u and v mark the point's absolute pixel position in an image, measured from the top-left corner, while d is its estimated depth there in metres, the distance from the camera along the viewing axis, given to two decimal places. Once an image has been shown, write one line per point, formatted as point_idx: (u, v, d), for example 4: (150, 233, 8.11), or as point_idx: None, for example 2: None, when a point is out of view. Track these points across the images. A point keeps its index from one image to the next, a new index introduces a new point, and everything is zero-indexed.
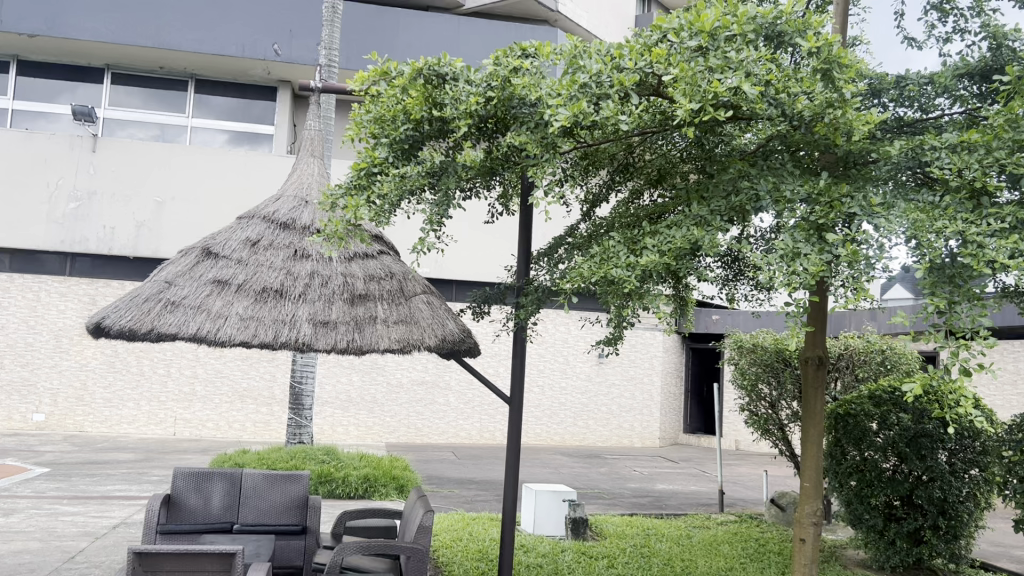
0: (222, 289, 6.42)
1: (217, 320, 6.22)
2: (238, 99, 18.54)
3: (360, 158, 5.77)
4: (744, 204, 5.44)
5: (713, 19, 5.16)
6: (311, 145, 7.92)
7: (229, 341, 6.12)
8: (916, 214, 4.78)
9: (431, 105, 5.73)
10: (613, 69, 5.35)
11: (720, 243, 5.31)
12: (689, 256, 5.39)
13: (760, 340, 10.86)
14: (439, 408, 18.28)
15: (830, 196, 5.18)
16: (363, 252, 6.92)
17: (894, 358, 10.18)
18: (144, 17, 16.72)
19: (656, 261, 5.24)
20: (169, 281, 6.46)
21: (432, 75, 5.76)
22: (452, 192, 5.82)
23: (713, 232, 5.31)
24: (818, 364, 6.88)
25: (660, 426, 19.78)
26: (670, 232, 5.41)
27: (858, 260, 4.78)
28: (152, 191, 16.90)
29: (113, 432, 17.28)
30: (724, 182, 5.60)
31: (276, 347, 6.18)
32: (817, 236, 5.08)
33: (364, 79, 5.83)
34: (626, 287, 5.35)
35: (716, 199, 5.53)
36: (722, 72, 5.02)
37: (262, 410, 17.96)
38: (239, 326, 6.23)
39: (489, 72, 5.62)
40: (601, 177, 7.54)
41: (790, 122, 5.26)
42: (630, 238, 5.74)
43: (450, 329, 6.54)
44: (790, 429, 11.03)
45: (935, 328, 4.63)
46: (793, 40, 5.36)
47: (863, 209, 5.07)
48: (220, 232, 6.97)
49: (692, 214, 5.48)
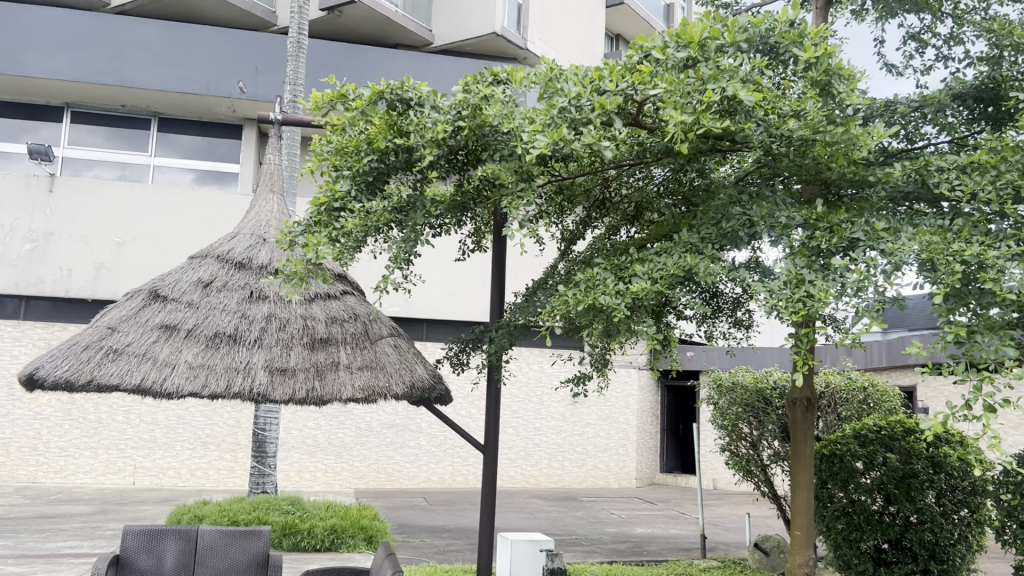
0: (171, 335, 5.98)
1: (164, 369, 5.75)
2: (202, 137, 17.76)
3: (320, 193, 5.40)
4: (737, 231, 5.18)
5: (701, 29, 4.94)
6: (270, 180, 7.46)
7: (176, 393, 5.65)
8: (929, 238, 4.54)
9: (396, 135, 5.38)
10: (594, 92, 5.09)
11: (715, 272, 5.02)
12: (682, 284, 5.12)
13: (739, 378, 10.64)
14: (411, 452, 17.04)
15: (829, 221, 4.93)
16: (325, 292, 6.53)
17: (877, 397, 9.94)
18: (105, 55, 15.98)
19: (648, 288, 4.96)
20: (112, 327, 6.00)
21: (395, 99, 5.40)
22: (420, 229, 5.48)
23: (707, 260, 5.03)
24: (806, 406, 6.66)
25: (637, 466, 19.19)
26: (660, 260, 5.16)
27: (865, 287, 4.52)
28: (112, 232, 16.01)
29: (69, 483, 16.08)
30: (715, 210, 5.37)
31: (229, 397, 5.74)
32: (818, 262, 4.80)
33: (318, 101, 5.37)
34: (614, 316, 5.03)
35: (706, 226, 5.31)
36: (716, 83, 4.76)
37: (225, 457, 16.83)
38: (189, 375, 5.76)
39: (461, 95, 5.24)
40: (576, 214, 7.34)
41: (786, 142, 5.01)
42: (618, 267, 5.42)
43: (420, 374, 6.14)
44: (772, 470, 10.67)
45: (955, 359, 4.33)
46: (789, 52, 5.09)
47: (867, 235, 4.82)
48: (170, 273, 6.54)
49: (682, 242, 5.24)
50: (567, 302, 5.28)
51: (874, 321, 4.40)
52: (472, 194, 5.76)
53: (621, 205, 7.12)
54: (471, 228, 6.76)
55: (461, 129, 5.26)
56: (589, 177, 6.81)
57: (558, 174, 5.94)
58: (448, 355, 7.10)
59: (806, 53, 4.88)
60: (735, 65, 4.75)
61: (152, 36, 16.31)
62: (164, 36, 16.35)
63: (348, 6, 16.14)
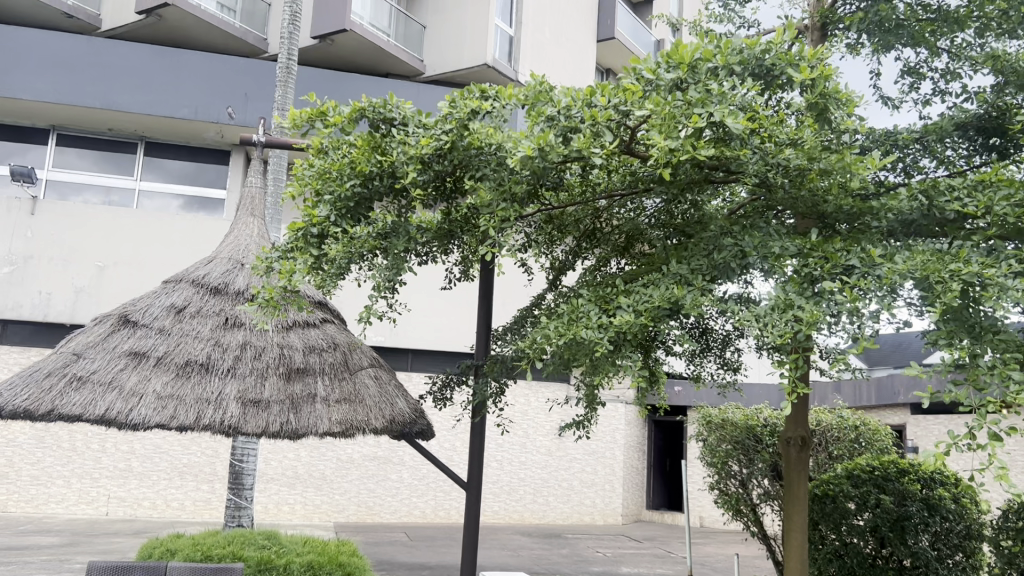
0: (139, 363, 5.73)
1: (130, 399, 5.50)
2: (189, 163, 16.85)
3: (298, 218, 5.21)
4: (729, 262, 4.98)
5: (692, 50, 4.80)
6: (252, 204, 7.21)
7: (143, 425, 5.40)
8: (924, 257, 4.40)
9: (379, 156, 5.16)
10: (585, 104, 4.88)
11: (704, 303, 4.81)
12: (670, 317, 4.89)
13: (729, 415, 10.44)
14: (392, 485, 16.40)
15: (823, 251, 4.77)
16: (304, 320, 6.32)
17: (869, 436, 9.73)
18: (91, 77, 15.31)
19: (632, 321, 4.76)
20: (77, 353, 5.76)
21: (376, 118, 5.17)
22: (404, 256, 5.27)
23: (696, 291, 4.82)
24: (801, 447, 6.43)
25: (623, 502, 18.78)
26: (648, 290, 4.94)
27: (859, 310, 4.34)
28: (92, 256, 15.15)
29: (39, 514, 14.80)
30: (707, 241, 5.16)
31: (198, 429, 5.49)
32: (811, 290, 4.66)
33: (297, 118, 5.14)
34: (597, 349, 4.86)
35: (698, 257, 5.09)
36: (704, 107, 4.59)
37: (202, 488, 15.55)
38: (156, 405, 5.52)
39: (447, 110, 5.07)
40: (567, 244, 7.25)
41: (782, 175, 4.92)
42: (603, 297, 5.25)
43: (400, 408, 6.06)
44: (761, 510, 10.39)
45: (956, 383, 4.19)
46: (785, 75, 4.91)
47: (862, 261, 4.64)
48: (142, 297, 6.30)
49: (672, 273, 5.03)
50: (550, 331, 5.11)
51: (863, 343, 4.26)
52: (459, 223, 5.58)
53: (612, 233, 7.00)
54: (458, 256, 6.69)
55: (443, 147, 5.04)
56: (581, 206, 6.76)
57: (547, 205, 6.01)
58: (431, 391, 6.90)
59: (803, 75, 4.68)
60: (724, 88, 4.59)
61: (140, 59, 15.66)
62: (153, 58, 15.74)
63: (340, 35, 16.04)
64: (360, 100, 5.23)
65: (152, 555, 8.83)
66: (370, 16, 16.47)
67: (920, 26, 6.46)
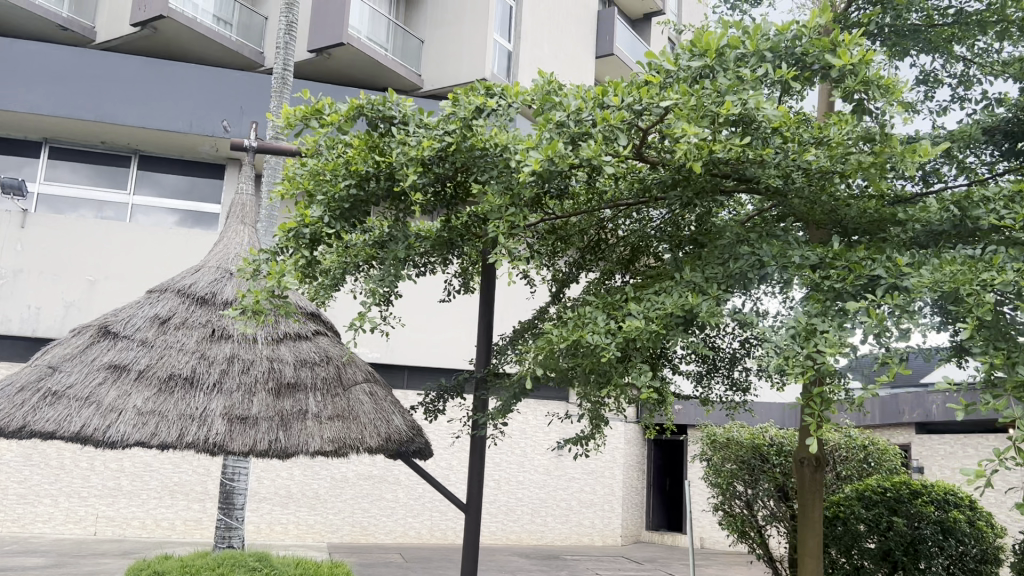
0: (119, 376, 5.48)
1: (109, 415, 5.27)
2: (183, 177, 16.41)
3: (288, 217, 4.86)
4: (746, 273, 4.70)
5: (718, 37, 4.60)
6: (243, 212, 6.87)
7: (120, 442, 5.17)
8: (954, 267, 4.07)
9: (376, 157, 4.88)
10: (596, 107, 4.62)
11: (719, 311, 4.54)
12: (682, 326, 4.61)
13: (734, 434, 10.16)
14: (387, 505, 16.02)
15: (846, 260, 4.50)
16: (295, 332, 6.03)
17: (880, 456, 9.44)
18: (83, 90, 14.90)
19: (642, 328, 4.49)
20: (54, 366, 5.57)
21: (375, 116, 4.87)
22: (402, 263, 5.11)
23: (711, 300, 4.53)
24: (816, 466, 6.17)
25: (622, 523, 18.41)
26: (660, 297, 4.66)
27: (886, 330, 4.03)
28: (84, 270, 14.58)
29: (25, 534, 14.27)
30: (721, 250, 4.90)
31: (180, 448, 5.23)
32: (836, 307, 4.39)
33: (290, 117, 4.83)
34: (604, 357, 4.61)
35: (711, 265, 4.80)
36: (735, 94, 4.36)
37: (193, 507, 14.98)
38: (136, 422, 5.27)
39: (450, 108, 4.79)
40: (568, 256, 7.04)
41: (804, 179, 4.69)
42: (611, 304, 4.97)
43: (396, 425, 5.83)
44: (767, 533, 10.07)
45: (995, 392, 3.95)
46: (820, 61, 4.64)
47: (888, 271, 4.32)
48: (126, 307, 6.03)
49: (686, 279, 4.74)
50: (552, 337, 4.87)
51: (893, 370, 3.92)
52: (459, 232, 5.39)
53: (617, 243, 6.80)
54: (459, 268, 6.62)
55: (444, 150, 4.75)
56: (585, 215, 6.57)
57: (551, 214, 5.78)
58: (422, 403, 6.55)
59: (842, 60, 4.36)
60: (757, 75, 4.45)
61: (134, 70, 15.24)
62: (145, 69, 15.33)
63: (337, 49, 15.79)
64: (357, 97, 4.94)
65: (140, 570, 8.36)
66: (366, 30, 16.32)
67: (937, 32, 6.29)
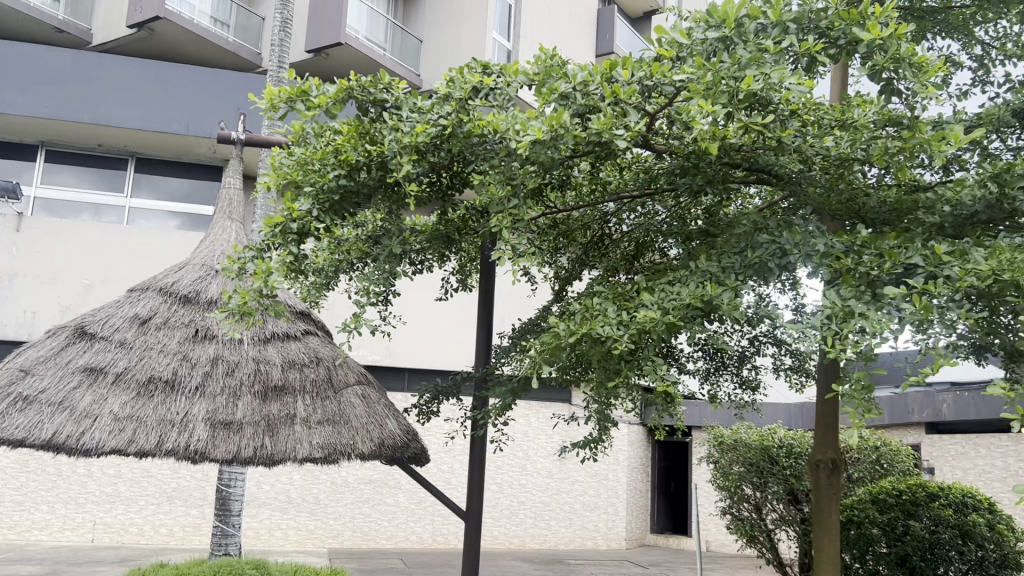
0: (95, 380, 5.24)
1: (83, 421, 5.02)
2: (182, 178, 15.90)
3: (275, 211, 4.55)
4: (765, 261, 4.40)
5: (736, 8, 4.34)
6: (229, 206, 6.63)
7: (95, 450, 4.92)
8: (1014, 255, 3.84)
9: (369, 144, 4.62)
10: (603, 80, 4.31)
11: (739, 302, 4.26)
12: (697, 318, 4.36)
13: (742, 436, 9.88)
14: (388, 510, 15.75)
15: (878, 247, 4.17)
16: (284, 332, 5.79)
17: (891, 457, 9.17)
18: (79, 91, 14.31)
19: (657, 319, 4.22)
20: (27, 370, 5.33)
21: (365, 98, 4.58)
22: (397, 258, 4.90)
23: (730, 291, 4.26)
24: (832, 470, 5.90)
25: (626, 526, 18.13)
26: (674, 287, 4.38)
27: (928, 320, 3.72)
28: (80, 272, 13.82)
29: (21, 541, 13.90)
30: (735, 240, 4.61)
31: (159, 456, 4.98)
32: (870, 294, 4.05)
33: (274, 98, 4.53)
34: (615, 350, 4.34)
35: (728, 254, 4.53)
36: (757, 68, 4.08)
37: (192, 513, 14.60)
38: (112, 428, 5.02)
39: (446, 90, 4.54)
40: (570, 253, 6.80)
41: (822, 168, 4.55)
42: (621, 295, 4.70)
43: (390, 430, 5.57)
44: (777, 537, 9.81)
45: None
46: (847, 35, 4.40)
47: (927, 260, 4.01)
48: (106, 306, 5.78)
49: (700, 269, 4.47)
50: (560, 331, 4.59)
51: (939, 363, 3.60)
52: (455, 226, 5.54)
53: (622, 238, 6.56)
54: (456, 264, 6.39)
55: (440, 133, 4.47)
56: (587, 208, 6.44)
57: (553, 208, 5.56)
58: (415, 404, 6.30)
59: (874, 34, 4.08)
60: (780, 48, 4.16)
61: (130, 70, 14.68)
62: (144, 69, 14.80)
63: (335, 49, 15.53)
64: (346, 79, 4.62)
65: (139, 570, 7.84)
66: (365, 30, 16.09)
67: (955, 14, 6.04)
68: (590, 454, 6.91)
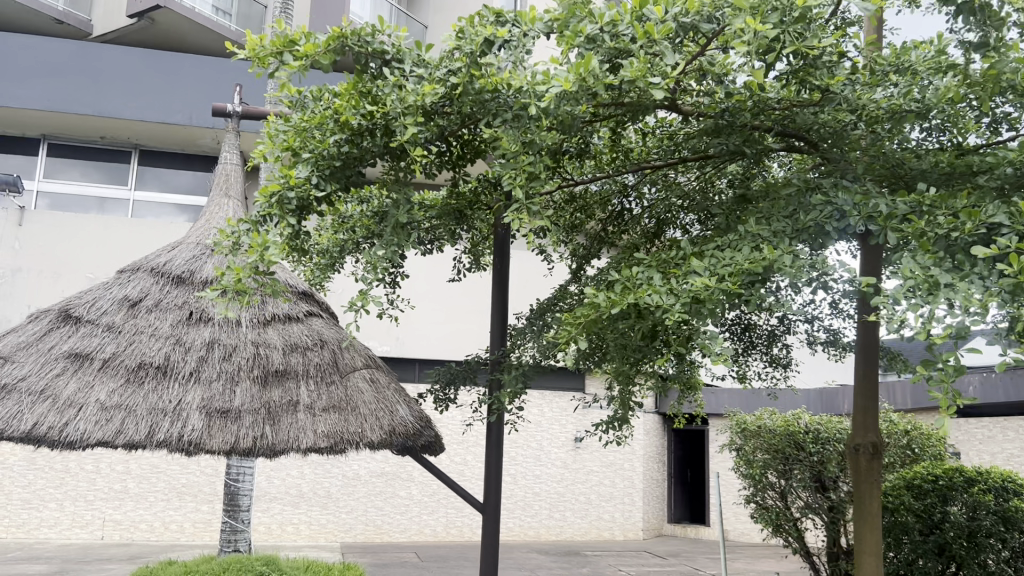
0: (80, 366, 4.97)
1: (67, 411, 4.72)
2: (186, 170, 15.51)
3: (271, 179, 4.19)
4: (818, 224, 3.94)
5: None
6: (225, 182, 6.43)
7: (80, 441, 4.61)
8: None
9: (368, 101, 4.20)
10: (635, 17, 3.78)
11: (799, 268, 3.72)
12: (754, 284, 3.83)
13: (766, 422, 9.50)
14: (401, 503, 15.42)
15: (953, 207, 3.54)
16: (285, 314, 5.52)
17: (922, 441, 8.77)
18: (80, 82, 13.91)
19: (710, 285, 3.68)
20: (7, 356, 5.06)
21: (362, 49, 4.19)
22: (406, 234, 4.51)
23: (787, 251, 3.78)
24: (872, 454, 5.51)
25: (643, 516, 17.74)
26: (726, 252, 3.90)
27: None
28: (84, 267, 13.47)
29: (31, 540, 13.63)
30: (784, 203, 4.17)
31: (150, 446, 4.67)
32: (955, 262, 3.37)
33: (259, 53, 4.06)
34: (662, 323, 3.83)
35: (777, 218, 4.08)
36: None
37: (202, 509, 14.28)
38: (98, 418, 4.72)
39: (456, 42, 4.15)
40: (586, 230, 6.44)
41: (871, 127, 4.21)
42: (661, 262, 4.23)
43: (401, 417, 5.20)
44: (804, 526, 9.43)
45: None
46: None
47: (1013, 220, 3.39)
48: (93, 289, 5.55)
49: (751, 233, 4.01)
50: (598, 305, 4.04)
51: None
52: (467, 201, 5.19)
53: (642, 214, 6.15)
54: (468, 243, 6.07)
55: (450, 91, 4.10)
56: (607, 182, 6.05)
57: (568, 179, 5.24)
58: (432, 391, 5.94)
59: None
60: None
61: (129, 58, 14.22)
62: (141, 57, 14.27)
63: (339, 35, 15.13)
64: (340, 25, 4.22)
65: (149, 569, 7.18)
66: (368, 15, 15.69)
67: None
68: (613, 439, 6.56)
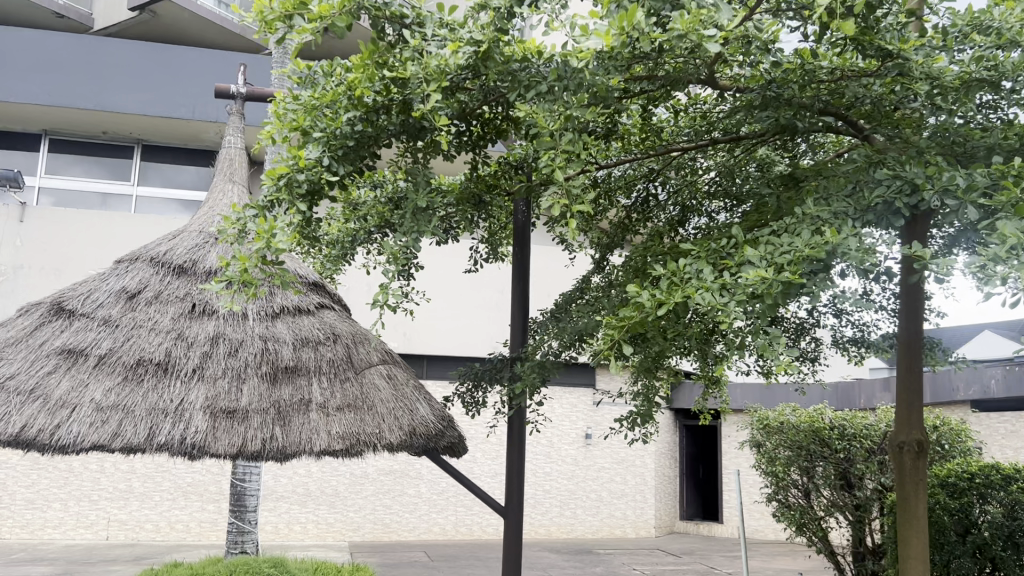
0: (74, 363, 4.68)
1: (60, 412, 4.42)
2: (189, 164, 15.21)
3: (280, 160, 3.91)
4: (886, 201, 3.61)
5: None
6: (229, 167, 6.14)
7: (75, 444, 4.32)
8: None
9: (388, 75, 3.92)
10: None
11: (867, 251, 3.41)
12: (816, 274, 3.52)
13: (788, 418, 9.17)
14: (410, 501, 15.12)
15: None
16: (295, 306, 5.23)
17: (951, 438, 8.43)
18: (82, 75, 13.59)
19: (767, 274, 3.36)
20: None
21: (381, 13, 3.88)
22: (429, 220, 4.18)
23: (852, 233, 3.46)
24: (917, 453, 5.20)
25: (656, 513, 17.40)
26: (785, 238, 3.59)
27: None
28: (86, 263, 13.17)
29: (36, 540, 13.35)
30: (840, 183, 3.86)
31: (151, 449, 4.37)
32: None
33: (267, 14, 3.69)
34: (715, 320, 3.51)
35: (838, 198, 3.77)
36: None
37: (208, 509, 13.99)
38: (93, 419, 4.42)
39: (482, 2, 3.81)
40: (607, 219, 6.11)
41: (930, 100, 3.91)
42: (714, 253, 3.90)
43: (422, 416, 4.90)
44: (827, 525, 9.09)
45: None
46: None
47: None
48: (88, 281, 5.25)
49: (810, 215, 3.70)
50: (642, 305, 3.72)
51: None
52: (489, 187, 4.86)
53: (667, 201, 5.81)
54: (485, 233, 5.75)
55: (475, 55, 3.78)
56: (631, 166, 5.73)
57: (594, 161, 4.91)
58: (458, 393, 5.65)
59: None
60: None
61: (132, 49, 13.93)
62: (145, 48, 13.99)
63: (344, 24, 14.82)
64: None
65: (154, 570, 6.89)
66: None
67: None
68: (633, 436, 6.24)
